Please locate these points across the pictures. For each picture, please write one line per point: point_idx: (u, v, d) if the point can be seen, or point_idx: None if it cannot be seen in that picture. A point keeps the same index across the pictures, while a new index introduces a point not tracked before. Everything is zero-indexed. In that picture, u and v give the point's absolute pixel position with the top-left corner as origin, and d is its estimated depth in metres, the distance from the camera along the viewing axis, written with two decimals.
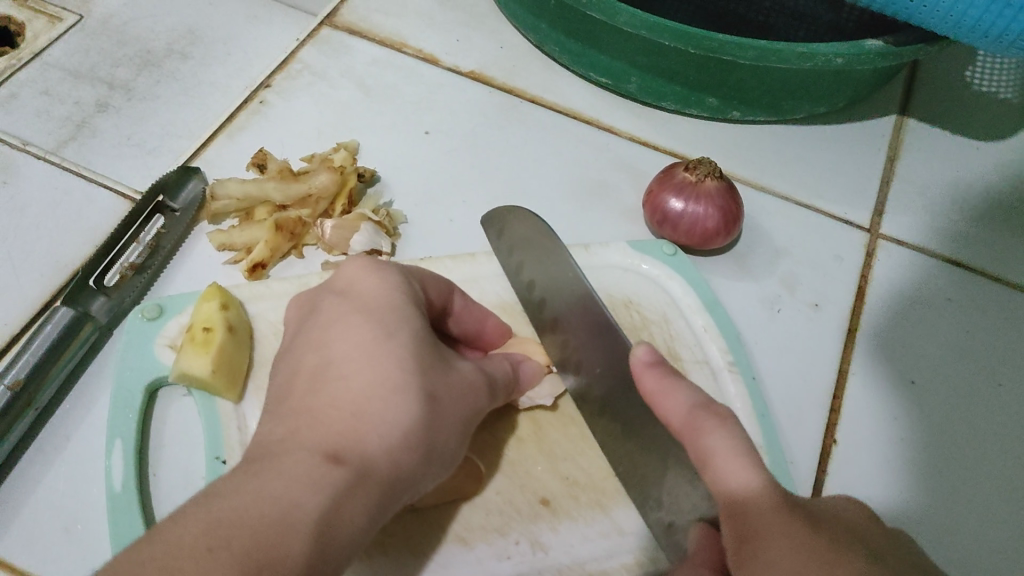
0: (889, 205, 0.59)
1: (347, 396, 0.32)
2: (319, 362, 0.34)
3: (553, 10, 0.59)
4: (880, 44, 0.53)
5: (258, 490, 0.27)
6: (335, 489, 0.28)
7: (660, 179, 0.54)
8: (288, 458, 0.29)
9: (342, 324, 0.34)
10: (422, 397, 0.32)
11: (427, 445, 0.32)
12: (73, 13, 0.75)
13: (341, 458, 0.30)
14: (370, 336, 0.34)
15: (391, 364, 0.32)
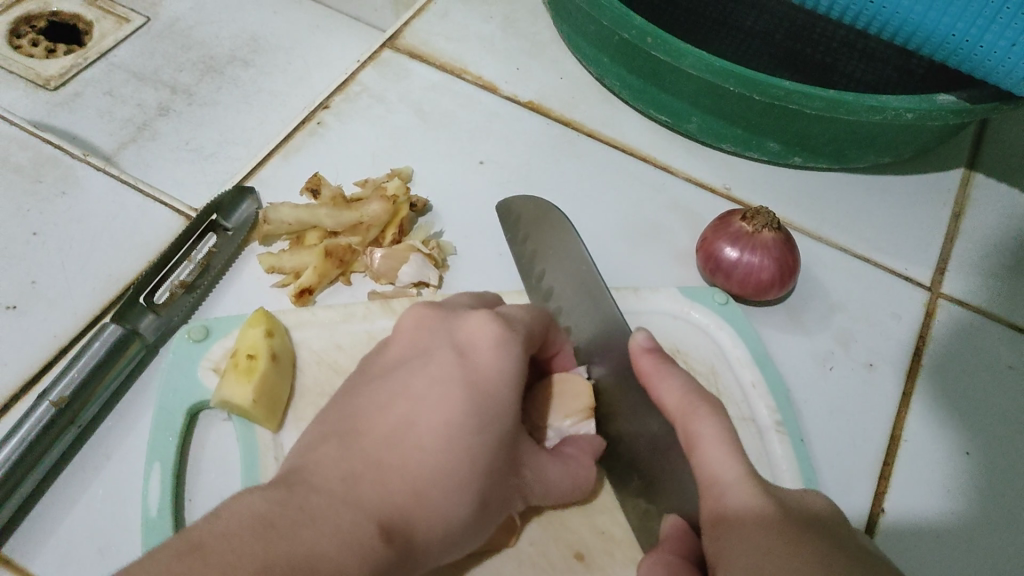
0: (953, 263, 0.57)
1: (419, 474, 0.32)
2: (403, 415, 0.34)
3: (615, 46, 0.58)
4: (952, 100, 0.51)
5: (311, 545, 0.28)
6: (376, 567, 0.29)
7: (715, 226, 0.53)
8: (350, 514, 0.30)
9: (443, 391, 0.35)
10: (475, 504, 0.34)
11: (458, 543, 0.34)
12: (141, 15, 0.76)
13: (393, 532, 0.31)
14: (463, 422, 0.34)
15: (466, 461, 0.33)
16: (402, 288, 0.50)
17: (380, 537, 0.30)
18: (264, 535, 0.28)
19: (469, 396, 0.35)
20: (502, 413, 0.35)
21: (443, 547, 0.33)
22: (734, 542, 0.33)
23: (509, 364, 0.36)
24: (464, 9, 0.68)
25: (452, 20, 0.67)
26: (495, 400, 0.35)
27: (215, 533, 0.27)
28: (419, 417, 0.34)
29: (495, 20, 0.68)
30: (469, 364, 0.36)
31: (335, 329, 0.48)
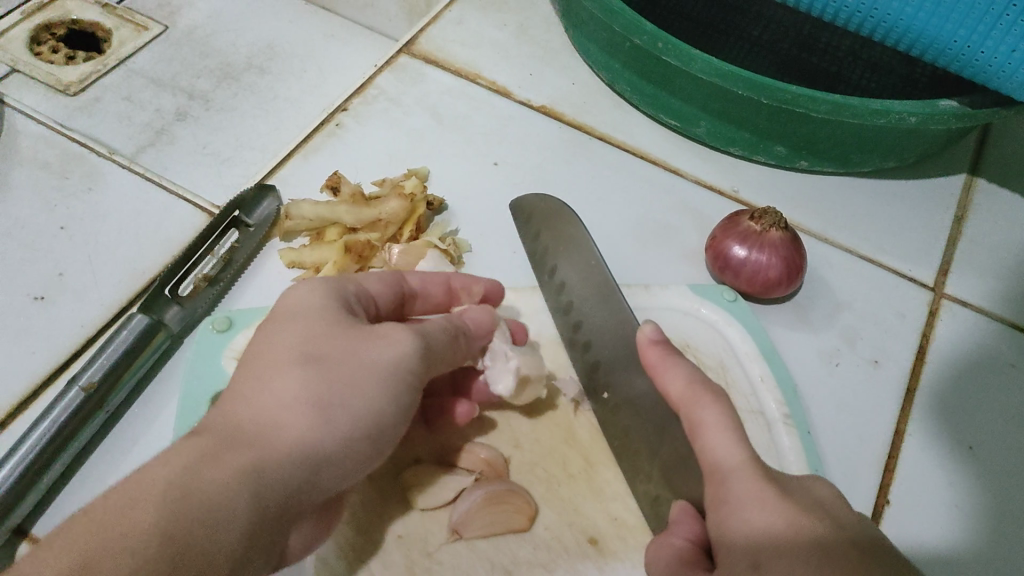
0: (955, 264, 0.59)
1: (241, 391, 0.34)
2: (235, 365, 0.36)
3: (625, 53, 0.60)
4: (954, 105, 0.53)
5: (124, 478, 0.30)
6: (198, 454, 0.31)
7: (724, 225, 0.54)
8: (168, 445, 0.32)
9: (250, 337, 0.37)
10: (306, 369, 0.34)
11: (327, 416, 0.34)
12: (159, 23, 0.78)
13: (211, 433, 0.32)
14: (266, 332, 0.36)
15: (278, 349, 0.35)
16: None
17: (196, 437, 0.32)
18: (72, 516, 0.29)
19: (270, 323, 0.37)
20: (303, 307, 0.37)
21: (307, 420, 0.33)
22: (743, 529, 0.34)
23: (302, 281, 0.39)
24: (478, 17, 0.70)
25: (466, 27, 0.69)
26: (298, 310, 0.37)
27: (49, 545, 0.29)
28: (233, 365, 0.36)
29: (509, 27, 0.70)
30: (265, 314, 0.38)
31: None
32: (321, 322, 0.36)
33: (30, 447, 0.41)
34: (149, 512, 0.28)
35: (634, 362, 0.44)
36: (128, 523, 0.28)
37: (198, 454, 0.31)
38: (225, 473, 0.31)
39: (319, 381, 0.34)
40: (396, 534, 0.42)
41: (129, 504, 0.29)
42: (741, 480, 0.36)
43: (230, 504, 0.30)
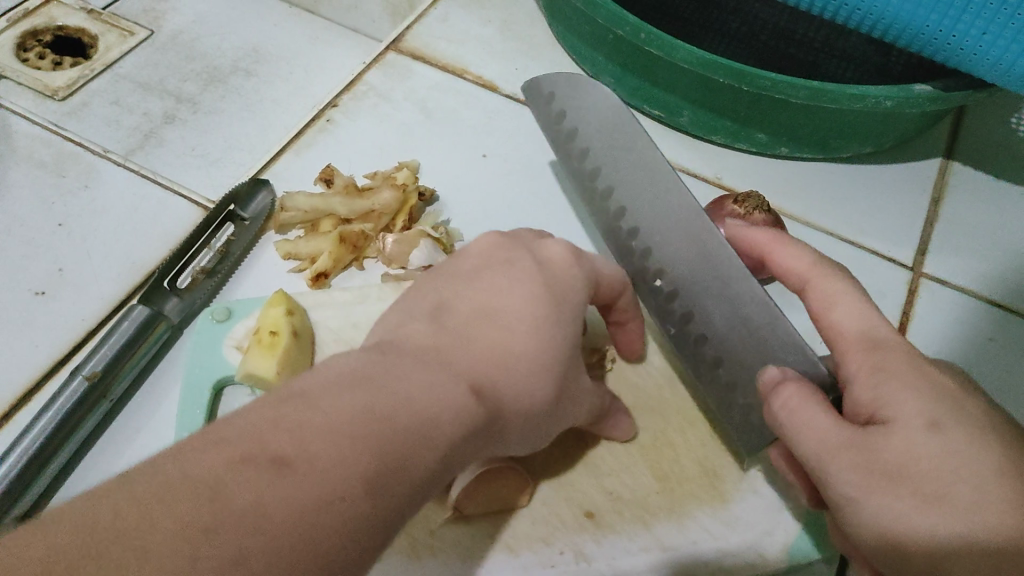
0: (933, 244, 0.60)
1: (500, 353, 0.33)
2: (483, 307, 0.35)
3: (609, 45, 0.61)
4: (928, 89, 0.54)
5: (403, 396, 0.30)
6: (468, 424, 0.31)
7: (709, 210, 0.56)
8: (443, 375, 0.31)
9: (529, 290, 0.36)
10: (555, 388, 0.35)
11: (532, 424, 0.35)
12: (145, 28, 0.78)
13: (481, 400, 0.32)
14: (543, 311, 0.35)
15: (549, 343, 0.35)
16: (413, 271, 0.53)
17: (471, 394, 0.32)
18: (362, 395, 0.29)
19: (547, 293, 0.36)
20: (573, 309, 0.37)
21: (523, 421, 0.35)
22: (905, 388, 0.35)
23: (578, 272, 0.38)
24: (463, 14, 0.72)
25: (452, 24, 0.70)
26: (566, 298, 0.37)
27: (314, 390, 0.29)
28: (499, 307, 0.35)
29: (493, 23, 0.71)
30: (546, 270, 0.37)
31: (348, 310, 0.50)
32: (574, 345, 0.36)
33: (38, 433, 0.41)
34: (420, 468, 0.29)
35: (714, 276, 0.45)
36: (409, 467, 0.29)
37: (465, 426, 0.31)
38: (464, 447, 0.32)
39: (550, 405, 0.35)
40: None
41: (416, 450, 0.29)
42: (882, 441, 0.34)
43: (451, 473, 0.32)
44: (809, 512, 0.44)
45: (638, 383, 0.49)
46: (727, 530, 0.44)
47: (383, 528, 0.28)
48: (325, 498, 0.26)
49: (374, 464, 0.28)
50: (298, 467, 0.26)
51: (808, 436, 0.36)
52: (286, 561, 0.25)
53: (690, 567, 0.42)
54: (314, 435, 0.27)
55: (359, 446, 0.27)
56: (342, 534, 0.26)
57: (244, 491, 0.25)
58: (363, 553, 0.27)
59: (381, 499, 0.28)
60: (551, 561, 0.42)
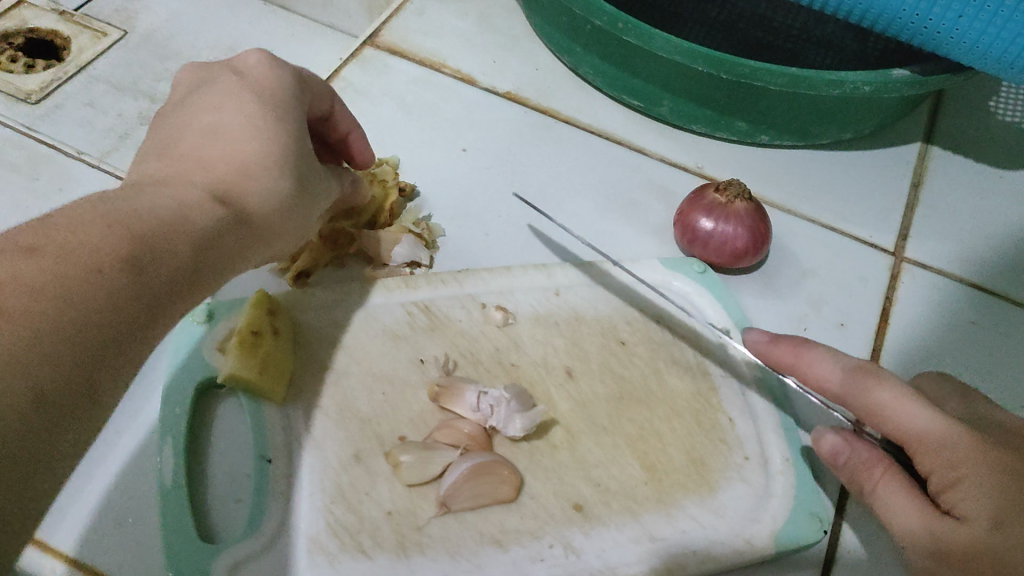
0: (914, 229, 0.61)
1: (232, 160, 0.36)
2: (209, 125, 0.37)
3: (587, 35, 0.61)
4: (906, 73, 0.54)
5: (151, 202, 0.32)
6: (218, 220, 0.34)
7: (690, 199, 0.56)
8: (181, 188, 0.34)
9: (235, 97, 0.38)
10: (292, 181, 0.38)
11: (288, 219, 0.38)
12: (118, 28, 0.77)
13: (228, 204, 0.34)
14: (260, 113, 0.38)
15: (271, 144, 0.37)
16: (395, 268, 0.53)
17: (216, 199, 0.34)
18: (108, 204, 0.30)
19: (258, 102, 0.39)
20: (287, 108, 0.40)
21: (274, 222, 0.37)
22: (975, 488, 0.35)
23: (285, 77, 0.41)
24: (440, 8, 0.71)
25: (429, 18, 0.70)
26: (279, 104, 0.39)
27: (60, 208, 0.30)
28: (222, 122, 0.37)
29: (470, 16, 0.71)
30: (249, 81, 0.40)
31: (331, 308, 0.50)
32: (298, 134, 0.39)
33: None
34: (179, 254, 0.31)
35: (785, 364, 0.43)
36: (171, 253, 0.31)
37: (218, 227, 0.34)
38: (227, 245, 0.34)
39: (294, 199, 0.38)
40: (386, 511, 0.43)
41: (173, 238, 0.31)
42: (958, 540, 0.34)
43: (218, 271, 0.34)
44: (793, 507, 0.44)
45: (624, 375, 0.49)
46: (716, 518, 0.44)
47: (154, 304, 0.30)
48: (85, 269, 0.27)
49: (132, 244, 0.29)
50: (52, 250, 0.27)
51: (893, 524, 0.38)
52: (59, 315, 0.26)
53: (680, 556, 0.42)
54: (60, 227, 0.28)
55: (114, 231, 0.29)
56: (110, 300, 0.28)
57: (2, 268, 0.26)
58: (132, 324, 0.29)
59: (145, 276, 0.29)
60: (540, 554, 0.42)
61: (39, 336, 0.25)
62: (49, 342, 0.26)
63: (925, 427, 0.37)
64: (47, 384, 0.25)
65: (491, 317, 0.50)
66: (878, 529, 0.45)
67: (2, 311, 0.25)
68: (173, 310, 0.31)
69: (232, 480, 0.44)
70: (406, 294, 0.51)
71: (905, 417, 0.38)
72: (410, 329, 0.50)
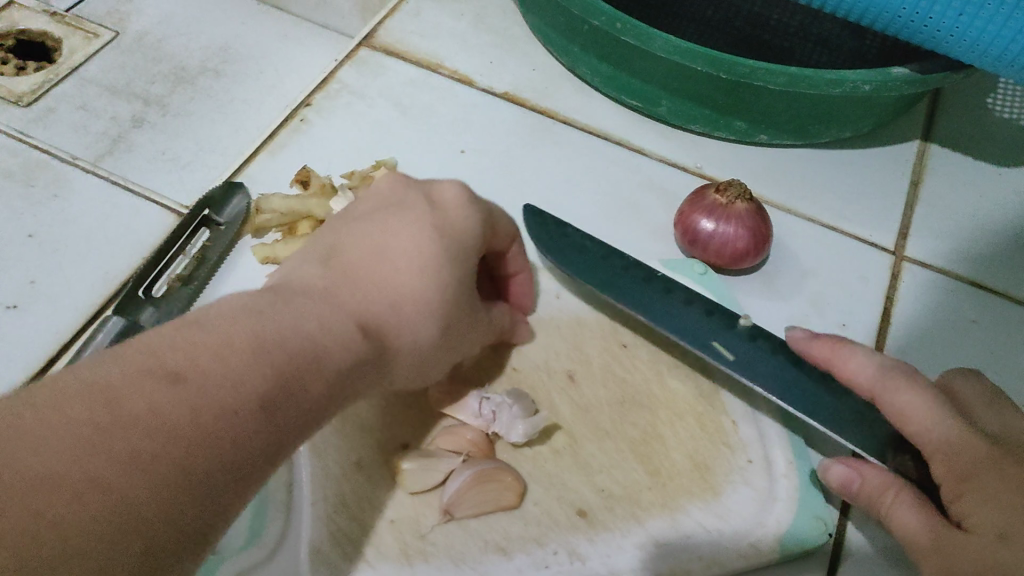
0: (914, 227, 0.60)
1: (394, 288, 0.36)
2: (378, 243, 0.37)
3: (585, 36, 0.61)
4: (906, 72, 0.54)
5: (295, 326, 0.31)
6: (355, 357, 0.33)
7: (690, 201, 0.56)
8: (332, 310, 0.33)
9: (417, 228, 0.38)
10: (442, 325, 0.38)
11: (427, 355, 0.38)
12: (110, 30, 0.77)
13: (367, 337, 0.34)
14: (432, 246, 0.37)
15: (429, 284, 0.37)
16: None
17: (358, 332, 0.34)
18: (257, 323, 0.30)
19: (440, 237, 0.38)
20: (463, 245, 0.38)
21: (411, 352, 0.37)
22: (983, 499, 0.35)
23: (473, 217, 0.40)
24: (436, 8, 0.70)
25: (425, 18, 0.69)
26: (458, 246, 0.38)
27: (211, 311, 0.31)
28: (389, 247, 0.37)
29: (467, 17, 0.70)
30: (439, 212, 0.39)
31: None
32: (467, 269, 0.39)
33: None
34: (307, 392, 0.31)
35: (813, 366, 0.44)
36: (301, 393, 0.31)
37: (356, 363, 0.33)
38: (353, 380, 0.33)
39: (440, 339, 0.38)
40: (388, 519, 0.42)
41: (308, 377, 0.31)
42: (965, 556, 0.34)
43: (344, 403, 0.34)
44: (797, 511, 0.44)
45: (626, 378, 0.49)
46: (720, 522, 0.44)
47: (271, 445, 0.30)
48: (214, 411, 0.28)
49: (270, 383, 0.30)
50: (198, 375, 0.28)
51: (908, 541, 0.38)
52: (186, 458, 0.27)
53: (685, 562, 0.42)
54: (210, 353, 0.29)
55: (253, 371, 0.29)
56: (230, 446, 0.28)
57: (140, 398, 0.27)
58: (244, 469, 0.29)
59: (271, 416, 0.30)
60: (544, 561, 0.42)
61: (169, 476, 0.26)
62: (164, 487, 0.26)
63: (944, 436, 0.37)
64: (157, 526, 0.26)
65: None
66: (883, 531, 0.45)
67: (130, 450, 0.26)
68: (288, 450, 0.31)
69: None
70: None
71: (928, 424, 0.38)
72: None
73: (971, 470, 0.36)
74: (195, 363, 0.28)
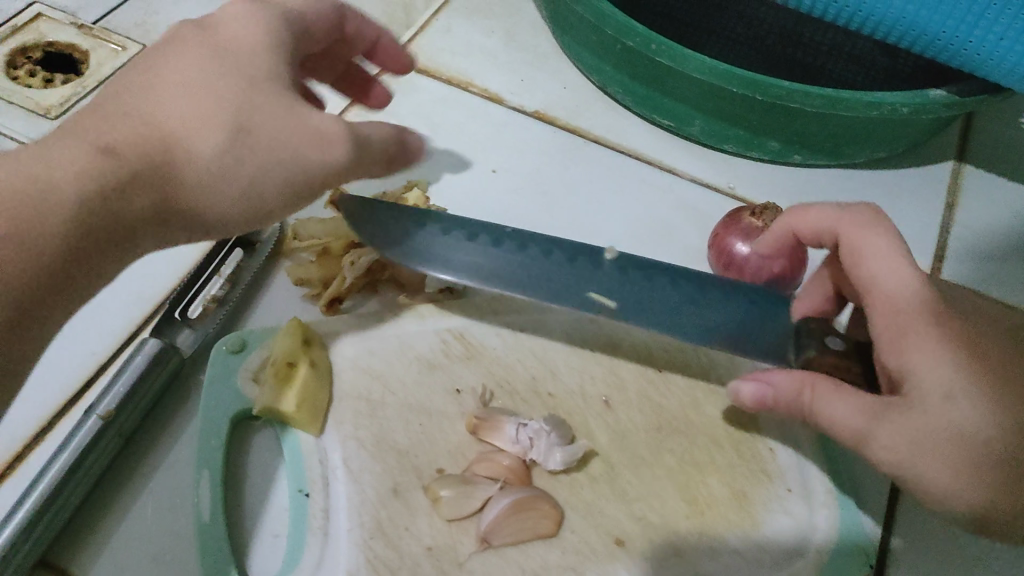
0: (949, 250, 0.60)
1: (170, 117, 0.35)
2: (149, 79, 0.36)
3: (617, 54, 0.60)
4: (944, 94, 0.54)
5: (20, 168, 0.33)
6: (97, 181, 0.33)
7: (724, 222, 0.55)
8: (69, 144, 0.34)
9: (190, 55, 0.37)
10: (231, 138, 0.36)
11: (230, 172, 0.36)
12: (137, 42, 0.77)
13: (117, 157, 0.34)
14: (200, 69, 0.36)
15: (211, 103, 0.36)
16: (430, 294, 0.52)
17: (101, 152, 0.34)
18: None
19: (212, 54, 0.37)
20: (250, 61, 0.37)
21: (216, 191, 0.36)
22: (927, 356, 0.37)
23: (257, 31, 0.38)
24: (466, 24, 0.70)
25: (455, 35, 0.69)
26: (245, 58, 0.37)
27: None
28: (161, 76, 0.36)
29: (497, 34, 0.70)
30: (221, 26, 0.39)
31: (366, 334, 0.49)
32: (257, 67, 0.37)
33: (52, 478, 0.40)
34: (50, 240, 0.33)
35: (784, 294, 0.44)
36: (29, 233, 0.32)
37: (87, 188, 0.33)
38: (114, 204, 0.34)
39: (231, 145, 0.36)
40: (425, 546, 0.42)
41: (27, 216, 0.32)
42: (929, 418, 0.35)
43: (121, 233, 0.35)
44: (837, 541, 0.43)
45: (662, 404, 0.48)
46: (759, 552, 0.43)
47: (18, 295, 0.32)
48: None
49: None
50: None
51: (841, 427, 0.37)
52: None
53: None
54: None
55: None
56: None
57: None
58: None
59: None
60: None
61: None
62: None
63: (898, 288, 0.39)
64: None
65: (525, 345, 0.50)
66: (925, 566, 0.44)
67: None
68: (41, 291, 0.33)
69: (270, 514, 0.43)
70: (437, 321, 0.50)
71: (886, 274, 0.40)
72: (446, 357, 0.49)
73: (904, 330, 0.38)
74: None
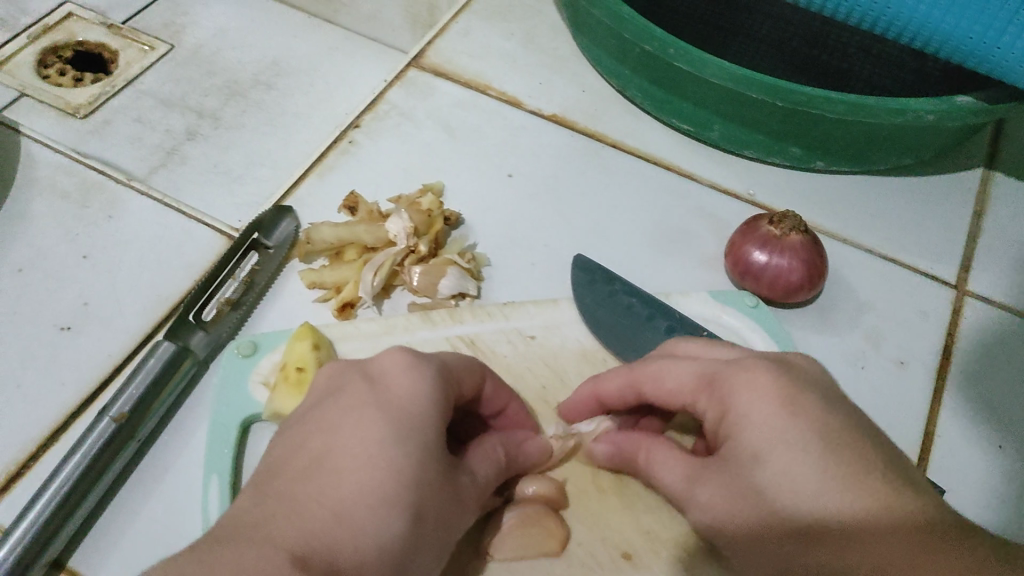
0: (977, 260, 0.58)
1: (349, 448, 0.32)
2: (323, 447, 0.33)
3: (636, 58, 0.59)
4: (971, 100, 0.52)
5: (324, 482, 0.31)
6: (372, 501, 0.31)
7: (743, 231, 0.54)
8: (350, 448, 0.32)
9: (355, 416, 0.33)
10: (410, 514, 0.32)
11: (441, 517, 0.34)
12: (165, 42, 0.74)
13: (415, 520, 0.32)
14: (380, 438, 0.33)
15: (397, 456, 0.32)
16: (442, 300, 0.52)
17: (411, 520, 0.32)
18: (287, 489, 0.31)
19: (381, 417, 0.33)
20: (418, 429, 0.34)
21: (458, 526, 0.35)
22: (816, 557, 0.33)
23: (423, 386, 0.35)
24: (485, 27, 0.70)
25: (475, 38, 0.69)
26: (414, 423, 0.34)
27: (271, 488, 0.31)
28: (337, 441, 0.33)
29: (516, 37, 0.70)
30: (380, 395, 0.34)
31: (378, 341, 0.49)
32: (428, 449, 0.33)
33: (66, 477, 0.40)
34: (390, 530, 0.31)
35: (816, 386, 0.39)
36: (373, 531, 0.30)
37: (393, 546, 0.31)
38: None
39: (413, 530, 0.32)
40: None
41: (365, 522, 0.30)
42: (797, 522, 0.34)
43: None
44: None
45: None
46: None
47: None
48: None
49: (332, 540, 0.29)
50: None
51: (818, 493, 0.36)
52: None
53: None
54: (295, 516, 0.30)
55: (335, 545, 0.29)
56: None
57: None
58: None
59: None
60: None
61: None
62: None
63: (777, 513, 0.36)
64: None
65: (536, 353, 0.50)
66: None
67: None
68: None
69: None
70: (448, 328, 0.50)
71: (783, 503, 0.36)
72: None
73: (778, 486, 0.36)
74: (257, 541, 0.28)
